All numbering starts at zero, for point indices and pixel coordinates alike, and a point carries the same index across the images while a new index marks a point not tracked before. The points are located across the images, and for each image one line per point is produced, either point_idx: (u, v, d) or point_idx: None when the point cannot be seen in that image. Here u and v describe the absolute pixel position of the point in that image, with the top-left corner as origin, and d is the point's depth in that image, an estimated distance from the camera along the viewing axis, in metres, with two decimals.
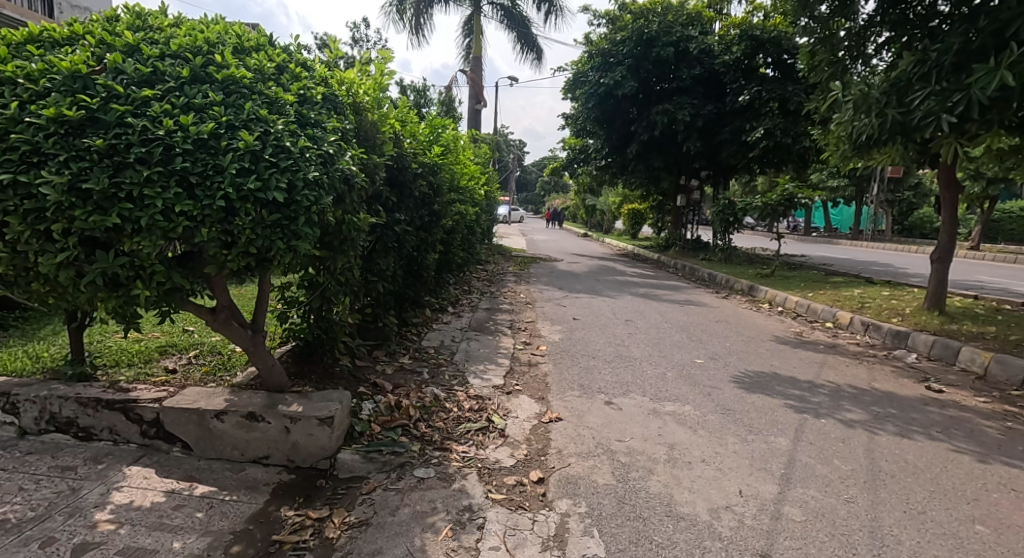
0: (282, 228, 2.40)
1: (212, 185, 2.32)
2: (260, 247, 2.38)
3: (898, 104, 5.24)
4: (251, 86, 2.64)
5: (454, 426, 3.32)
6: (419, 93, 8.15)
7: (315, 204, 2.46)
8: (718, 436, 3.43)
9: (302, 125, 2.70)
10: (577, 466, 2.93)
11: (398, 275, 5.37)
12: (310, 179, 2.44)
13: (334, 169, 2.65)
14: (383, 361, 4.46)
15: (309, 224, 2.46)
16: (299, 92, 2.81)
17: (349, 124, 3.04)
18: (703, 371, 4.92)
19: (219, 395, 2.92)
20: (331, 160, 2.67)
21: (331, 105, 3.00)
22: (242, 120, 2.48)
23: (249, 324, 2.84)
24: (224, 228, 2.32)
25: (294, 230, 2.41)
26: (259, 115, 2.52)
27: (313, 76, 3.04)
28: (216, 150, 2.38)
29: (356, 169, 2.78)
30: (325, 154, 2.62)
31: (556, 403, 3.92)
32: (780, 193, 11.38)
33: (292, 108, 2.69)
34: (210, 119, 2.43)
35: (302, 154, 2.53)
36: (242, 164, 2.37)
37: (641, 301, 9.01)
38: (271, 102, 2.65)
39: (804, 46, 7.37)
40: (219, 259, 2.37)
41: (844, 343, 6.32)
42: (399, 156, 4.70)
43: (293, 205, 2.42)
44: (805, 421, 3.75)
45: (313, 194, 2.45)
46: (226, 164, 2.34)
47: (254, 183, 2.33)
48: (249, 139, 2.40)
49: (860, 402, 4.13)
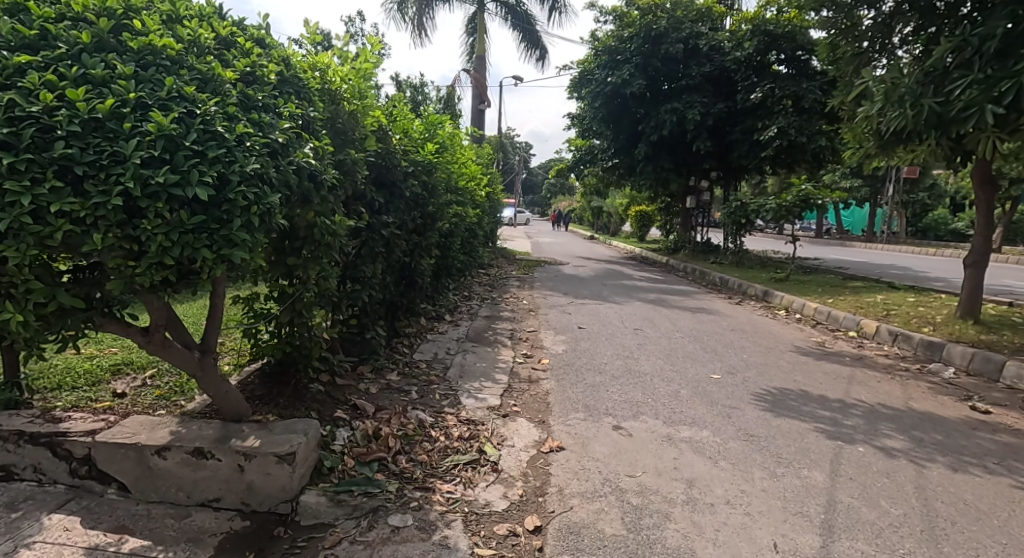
0: (209, 233, 2.00)
1: (109, 177, 1.93)
2: (179, 257, 1.97)
3: (934, 95, 4.83)
4: (178, 59, 2.27)
5: (439, 459, 2.90)
6: (415, 89, 7.77)
7: (254, 204, 2.07)
8: (743, 470, 3.00)
9: (247, 108, 2.34)
10: (581, 511, 2.51)
11: (388, 282, 4.97)
12: (248, 173, 2.07)
13: (287, 161, 2.32)
14: (368, 378, 4.06)
15: (249, 229, 2.06)
16: (245, 70, 2.45)
17: (313, 112, 2.70)
18: (720, 387, 4.48)
19: (165, 426, 2.52)
20: (284, 151, 2.33)
21: (290, 88, 2.65)
22: (158, 98, 2.10)
23: (198, 344, 2.45)
24: (126, 234, 1.93)
25: (225, 236, 2.02)
26: (183, 93, 2.15)
27: (269, 55, 2.69)
28: (118, 133, 1.99)
29: (316, 162, 2.46)
30: (273, 144, 2.27)
31: (558, 428, 3.50)
32: (796, 194, 10.90)
33: (234, 87, 2.33)
34: (111, 95, 2.03)
35: (241, 142, 2.16)
36: (150, 153, 1.97)
37: (651, 307, 8.58)
38: (205, 79, 2.29)
39: (826, 37, 6.97)
40: (124, 273, 1.96)
41: (871, 355, 5.86)
42: (387, 153, 4.31)
43: (225, 204, 2.03)
44: (841, 450, 3.31)
45: (252, 191, 2.07)
46: (129, 151, 1.94)
47: (167, 176, 1.94)
48: (163, 122, 2.00)
49: (898, 426, 3.69)
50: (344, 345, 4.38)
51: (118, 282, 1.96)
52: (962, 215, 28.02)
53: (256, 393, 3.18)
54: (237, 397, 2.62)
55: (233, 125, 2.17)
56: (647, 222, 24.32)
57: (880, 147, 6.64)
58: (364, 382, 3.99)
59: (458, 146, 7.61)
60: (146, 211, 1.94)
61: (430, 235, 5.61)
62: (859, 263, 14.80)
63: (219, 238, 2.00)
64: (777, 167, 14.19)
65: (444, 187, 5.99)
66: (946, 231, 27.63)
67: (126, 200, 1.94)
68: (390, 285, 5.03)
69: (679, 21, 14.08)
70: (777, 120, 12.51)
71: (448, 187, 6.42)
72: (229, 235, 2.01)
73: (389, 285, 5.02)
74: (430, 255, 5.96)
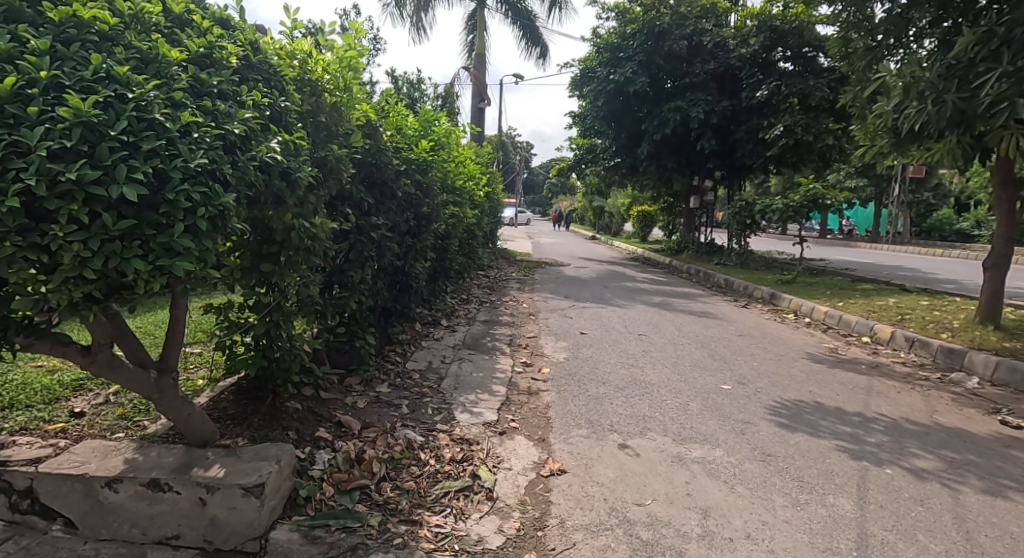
0: (141, 239, 1.76)
1: (6, 173, 1.64)
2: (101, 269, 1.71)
3: (959, 89, 4.58)
4: (114, 36, 2.02)
5: (429, 487, 2.64)
6: (412, 85, 7.51)
7: (201, 206, 1.84)
8: (763, 496, 2.73)
9: (198, 95, 2.12)
10: (584, 548, 2.25)
11: (379, 287, 4.71)
12: (191, 169, 1.84)
13: (246, 157, 2.11)
14: (356, 391, 3.79)
15: (193, 233, 1.84)
16: (196, 50, 2.21)
17: (280, 103, 2.49)
18: (731, 400, 4.22)
19: (120, 453, 2.25)
20: (243, 146, 2.13)
21: (253, 76, 2.45)
22: (81, 79, 1.82)
23: (155, 363, 2.18)
24: (35, 244, 1.67)
25: (162, 243, 1.78)
26: (112, 73, 1.88)
27: (230, 37, 2.46)
28: (20, 119, 1.70)
29: (281, 157, 2.25)
30: (227, 136, 2.05)
31: (559, 447, 3.24)
32: (804, 193, 10.64)
33: (184, 71, 2.09)
34: (16, 73, 1.74)
35: (187, 133, 1.93)
36: (62, 143, 1.69)
37: (655, 311, 8.31)
38: (145, 59, 2.04)
39: (837, 31, 6.72)
40: (34, 290, 1.71)
41: (887, 363, 5.58)
42: (377, 149, 4.05)
43: (165, 206, 1.80)
44: (867, 472, 3.04)
45: (198, 191, 1.84)
46: (34, 141, 1.66)
47: (86, 172, 1.68)
48: (78, 107, 1.72)
49: (926, 443, 3.43)
50: (331, 355, 4.11)
51: (25, 299, 1.69)
52: (967, 215, 27.74)
53: (230, 411, 2.91)
54: (202, 420, 2.35)
55: (174, 114, 1.92)
56: (650, 222, 24.06)
57: (895, 145, 6.38)
58: (351, 395, 3.73)
59: (456, 144, 7.36)
60: (55, 214, 1.67)
61: (425, 237, 5.35)
62: (866, 265, 14.53)
63: (155, 246, 1.76)
64: (783, 166, 13.92)
65: (439, 186, 5.74)
66: (951, 231, 27.35)
67: (29, 203, 1.67)
68: (382, 290, 4.77)
69: (683, 18, 13.83)
70: (783, 118, 12.24)
71: (444, 186, 6.16)
72: (168, 242, 1.77)
73: (380, 290, 4.76)
74: (425, 258, 5.70)
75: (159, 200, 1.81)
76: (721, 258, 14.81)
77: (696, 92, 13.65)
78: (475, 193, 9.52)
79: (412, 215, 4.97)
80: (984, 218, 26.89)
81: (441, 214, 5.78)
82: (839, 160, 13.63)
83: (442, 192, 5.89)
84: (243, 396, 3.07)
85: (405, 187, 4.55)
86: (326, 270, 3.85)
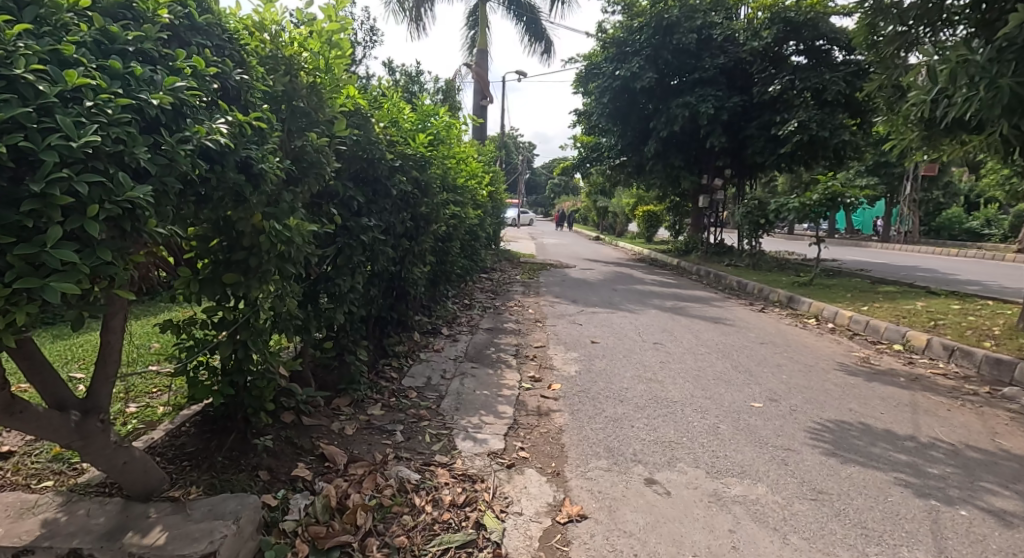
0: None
1: None
2: None
3: (1015, 72, 4.13)
4: None
5: (424, 543, 2.21)
6: (411, 76, 7.08)
7: (94, 201, 1.43)
8: (824, 549, 2.29)
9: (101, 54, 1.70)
10: None
11: (371, 295, 4.27)
12: (73, 151, 1.42)
13: (178, 138, 1.67)
14: (343, 416, 3.36)
15: (69, 241, 1.42)
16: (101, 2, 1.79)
17: (229, 75, 2.05)
18: (765, 421, 3.78)
19: (31, 518, 1.81)
20: (173, 124, 1.70)
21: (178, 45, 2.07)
22: None
23: (79, 404, 1.72)
24: None
25: (26, 256, 1.37)
26: None
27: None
28: None
29: (229, 140, 1.80)
30: (143, 107, 1.61)
31: (576, 483, 2.80)
32: (823, 191, 10.12)
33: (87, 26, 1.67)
34: None
35: (77, 99, 1.51)
36: None
37: (668, 316, 7.86)
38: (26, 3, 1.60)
39: (862, 16, 6.25)
40: None
41: (927, 375, 5.13)
42: (366, 142, 3.59)
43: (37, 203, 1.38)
44: (941, 514, 2.59)
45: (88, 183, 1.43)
46: None
47: None
48: None
49: (998, 477, 2.98)
50: (318, 372, 3.68)
51: None
52: (977, 213, 27.24)
53: (187, 450, 2.48)
54: (143, 468, 1.91)
55: (53, 71, 1.48)
56: (655, 222, 23.62)
57: (929, 138, 5.95)
58: (336, 420, 3.29)
59: (457, 139, 6.94)
60: None
61: (422, 239, 4.92)
62: (881, 265, 14.09)
63: (13, 260, 1.36)
64: (795, 164, 13.48)
65: (438, 183, 5.29)
66: (961, 229, 26.85)
67: None
68: (374, 298, 4.33)
69: (692, 10, 13.37)
70: (798, 113, 11.79)
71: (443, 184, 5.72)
72: (33, 255, 1.36)
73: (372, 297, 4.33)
74: (424, 263, 5.26)
75: (22, 193, 1.39)
76: (732, 258, 14.36)
77: (705, 87, 13.22)
78: (477, 192, 9.08)
79: (408, 215, 4.53)
80: (994, 217, 26.37)
81: (441, 214, 5.34)
82: (853, 156, 13.18)
83: (441, 189, 5.45)
84: (206, 428, 2.62)
85: (398, 184, 4.10)
86: (310, 279, 3.41)
